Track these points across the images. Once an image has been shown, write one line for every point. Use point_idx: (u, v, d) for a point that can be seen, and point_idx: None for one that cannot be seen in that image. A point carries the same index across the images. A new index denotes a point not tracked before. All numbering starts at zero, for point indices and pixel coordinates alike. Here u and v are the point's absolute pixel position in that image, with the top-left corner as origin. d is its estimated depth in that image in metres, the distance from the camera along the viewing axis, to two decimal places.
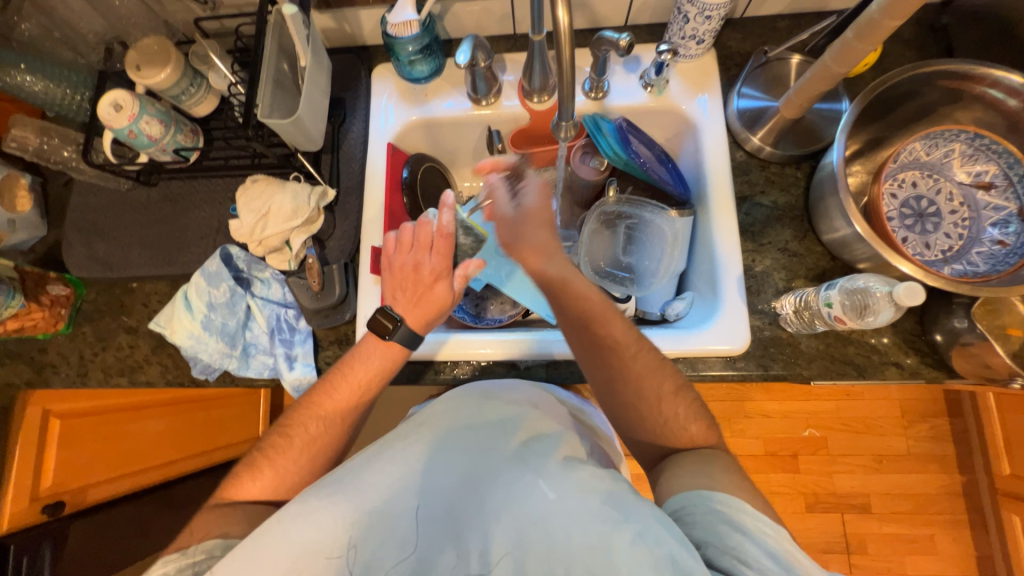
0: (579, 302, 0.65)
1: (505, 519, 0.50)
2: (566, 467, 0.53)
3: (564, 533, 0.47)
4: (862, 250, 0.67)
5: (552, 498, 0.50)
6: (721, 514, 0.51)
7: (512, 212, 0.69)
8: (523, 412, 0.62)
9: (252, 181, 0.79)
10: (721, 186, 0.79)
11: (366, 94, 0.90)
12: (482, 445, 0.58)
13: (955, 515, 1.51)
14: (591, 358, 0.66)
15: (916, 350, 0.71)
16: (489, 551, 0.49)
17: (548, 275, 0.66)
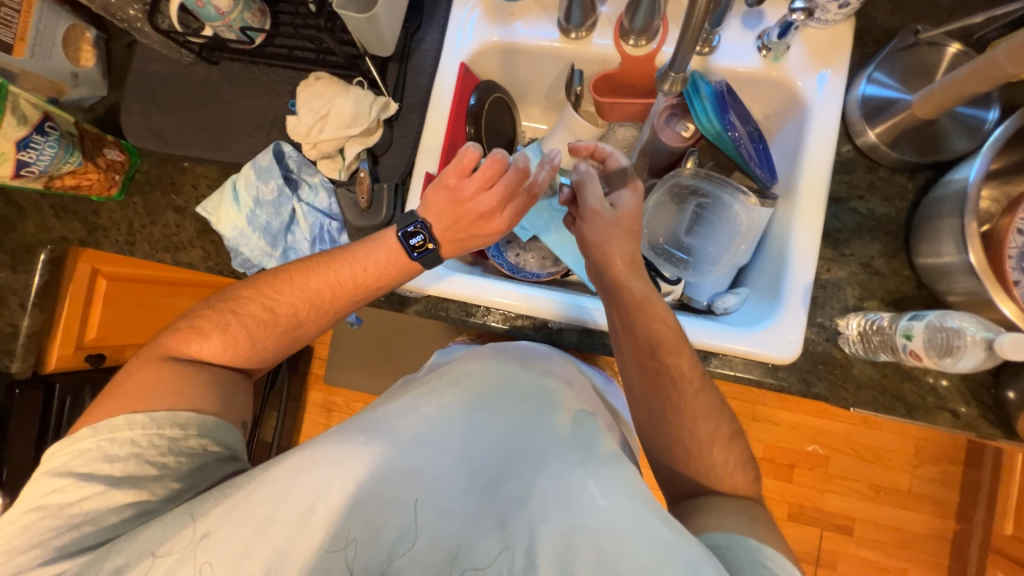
0: (652, 325, 0.63)
1: (549, 513, 0.48)
2: (615, 471, 0.51)
3: (611, 543, 0.45)
4: (962, 285, 0.59)
5: (603, 504, 0.48)
6: (766, 569, 0.48)
7: (609, 211, 0.67)
8: (569, 401, 0.60)
9: (315, 79, 0.75)
10: (815, 181, 0.70)
11: (447, 1, 0.81)
12: (525, 425, 0.56)
13: (937, 558, 1.51)
14: (646, 374, 0.64)
15: (978, 402, 0.66)
16: (530, 542, 0.47)
17: (632, 292, 0.64)
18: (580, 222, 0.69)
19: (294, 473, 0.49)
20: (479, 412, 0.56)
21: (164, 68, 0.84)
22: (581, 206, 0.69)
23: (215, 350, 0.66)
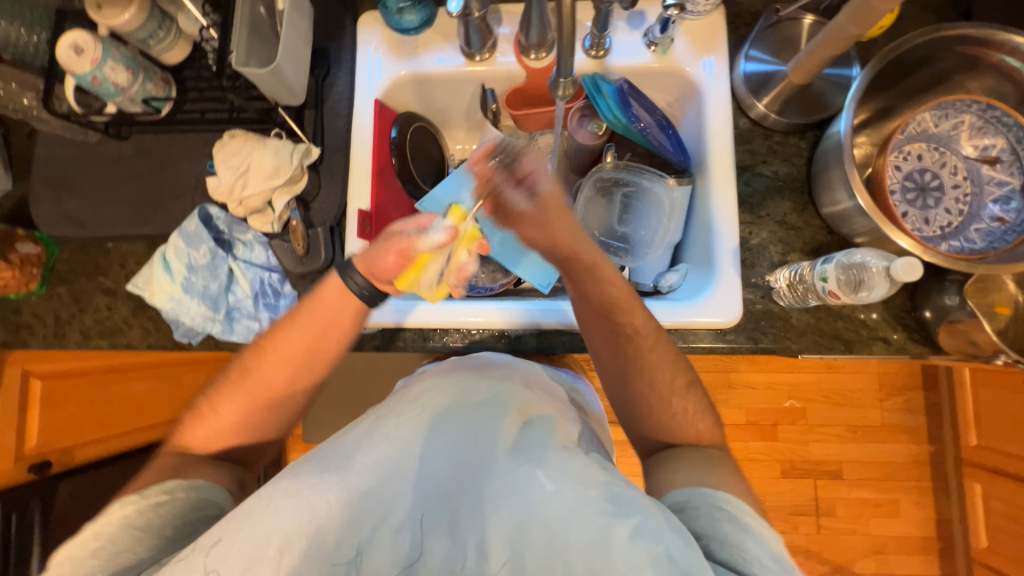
0: (603, 287, 0.66)
1: (503, 510, 0.51)
2: (564, 457, 0.54)
3: (563, 526, 0.48)
4: (861, 224, 0.66)
5: (551, 489, 0.50)
6: (724, 515, 0.51)
7: (530, 204, 0.67)
8: (522, 399, 0.62)
9: (230, 137, 0.75)
10: (722, 154, 0.76)
11: (351, 44, 0.84)
12: (478, 431, 0.57)
13: (920, 482, 1.59)
14: (603, 338, 0.66)
15: (904, 326, 0.72)
16: (485, 541, 0.49)
17: (579, 254, 0.66)
18: (512, 226, 0.69)
19: (233, 525, 0.47)
20: (433, 426, 0.57)
21: (73, 152, 0.82)
22: (506, 212, 0.68)
23: (204, 436, 0.65)
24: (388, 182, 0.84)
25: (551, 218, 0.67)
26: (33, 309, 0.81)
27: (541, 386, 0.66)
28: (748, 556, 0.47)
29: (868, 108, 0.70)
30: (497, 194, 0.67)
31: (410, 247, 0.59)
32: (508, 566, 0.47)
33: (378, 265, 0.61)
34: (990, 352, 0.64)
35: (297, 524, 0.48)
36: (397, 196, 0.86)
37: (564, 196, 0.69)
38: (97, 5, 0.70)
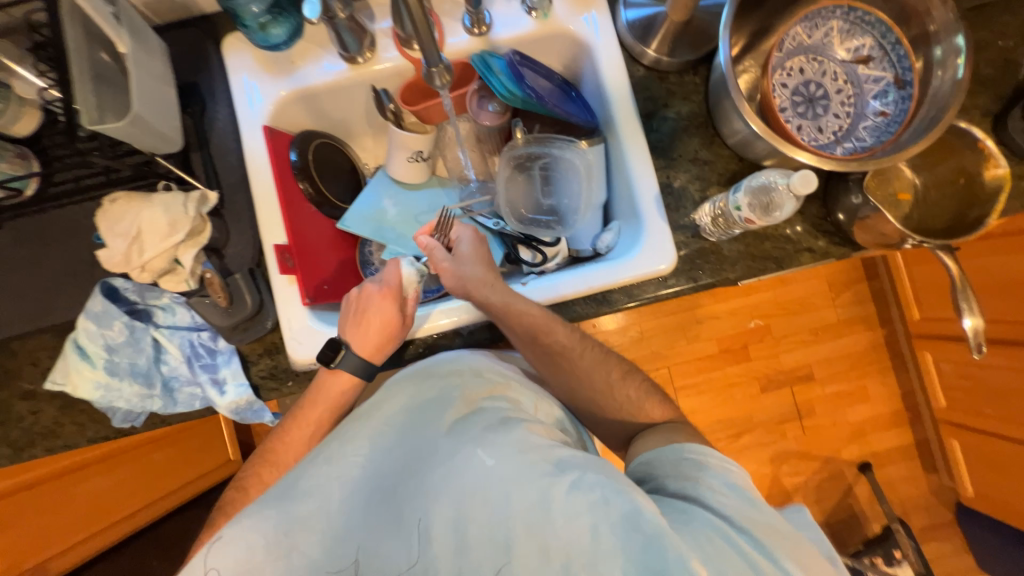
0: (523, 318, 0.68)
1: (446, 495, 0.52)
2: (505, 433, 0.56)
3: (502, 496, 0.50)
4: (762, 147, 0.68)
5: (490, 465, 0.52)
6: (686, 460, 0.56)
7: (449, 262, 0.74)
8: (465, 386, 0.63)
9: (110, 202, 0.68)
10: (624, 106, 0.77)
11: (223, 73, 0.78)
12: (423, 427, 0.60)
13: (882, 364, 1.71)
14: (540, 358, 0.71)
15: (824, 232, 0.76)
16: (431, 525, 0.52)
17: (492, 304, 0.68)
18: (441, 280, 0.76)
19: (220, 545, 0.51)
20: (380, 433, 0.60)
21: None
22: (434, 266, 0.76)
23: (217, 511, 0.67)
24: (301, 208, 0.80)
25: (468, 277, 0.71)
26: None
27: (491, 372, 0.67)
28: (701, 489, 0.52)
29: (746, 32, 0.72)
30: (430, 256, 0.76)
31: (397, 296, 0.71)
32: (455, 542, 0.50)
33: (378, 324, 0.70)
34: (899, 239, 0.68)
35: (263, 541, 0.51)
36: (315, 221, 0.83)
37: (481, 249, 0.75)
38: None
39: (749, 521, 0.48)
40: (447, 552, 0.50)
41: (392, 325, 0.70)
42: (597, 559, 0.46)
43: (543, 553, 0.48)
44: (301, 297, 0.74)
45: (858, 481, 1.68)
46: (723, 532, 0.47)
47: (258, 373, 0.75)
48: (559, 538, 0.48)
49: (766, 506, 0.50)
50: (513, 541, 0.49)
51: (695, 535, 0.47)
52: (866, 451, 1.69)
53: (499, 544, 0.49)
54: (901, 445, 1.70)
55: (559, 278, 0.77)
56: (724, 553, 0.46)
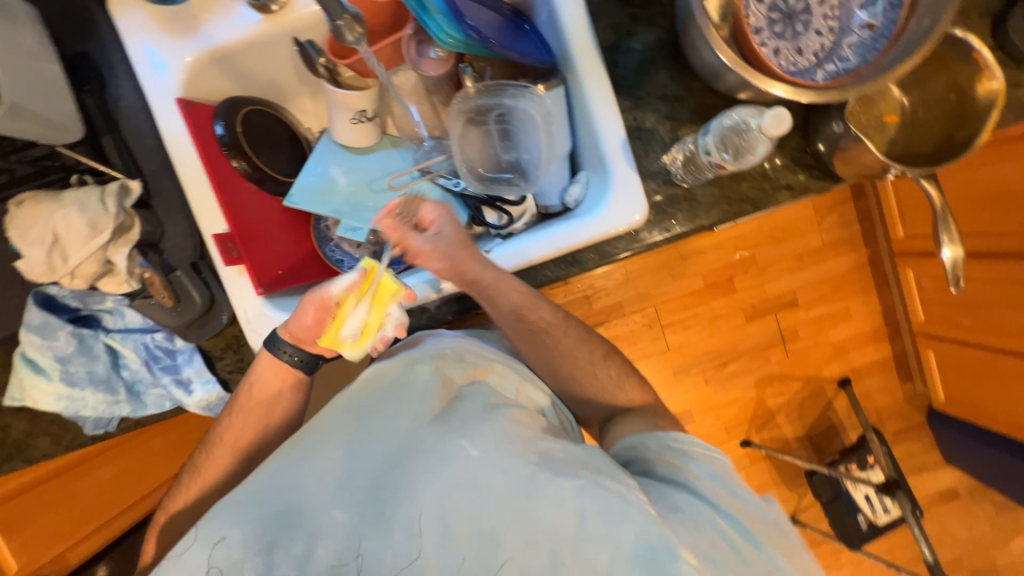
0: (508, 296, 0.64)
1: (432, 488, 0.53)
2: (490, 423, 0.56)
3: (488, 486, 0.52)
4: (733, 78, 0.62)
5: (475, 456, 0.54)
6: (672, 448, 0.58)
7: (433, 243, 0.64)
8: (449, 375, 0.62)
9: (16, 204, 0.61)
10: (582, 41, 0.67)
11: (117, 38, 0.67)
12: (407, 419, 0.59)
13: (866, 284, 1.72)
14: (521, 333, 0.68)
15: (804, 166, 0.71)
16: (414, 518, 0.52)
17: (482, 279, 0.63)
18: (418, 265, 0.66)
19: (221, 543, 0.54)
20: (369, 427, 0.60)
21: None
22: (411, 251, 0.65)
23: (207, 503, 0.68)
24: (239, 189, 0.72)
25: (456, 253, 0.64)
26: None
27: (476, 355, 0.65)
28: (689, 476, 0.55)
29: None
30: (404, 240, 0.65)
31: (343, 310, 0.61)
32: (441, 535, 0.51)
33: (307, 326, 0.63)
34: (881, 170, 0.63)
35: (257, 538, 0.54)
36: (259, 201, 0.76)
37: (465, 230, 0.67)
38: None
39: (730, 506, 0.53)
40: (432, 545, 0.51)
41: (318, 330, 0.63)
42: (581, 545, 0.49)
43: (529, 543, 0.50)
44: (255, 287, 0.69)
45: (837, 395, 1.76)
46: (711, 522, 0.51)
47: (224, 368, 0.72)
48: (543, 526, 0.50)
49: (747, 492, 0.55)
50: (499, 531, 0.51)
51: (683, 525, 0.50)
52: (847, 368, 1.75)
53: (484, 534, 0.51)
54: (880, 358, 1.76)
55: (525, 242, 0.72)
56: (710, 541, 0.50)
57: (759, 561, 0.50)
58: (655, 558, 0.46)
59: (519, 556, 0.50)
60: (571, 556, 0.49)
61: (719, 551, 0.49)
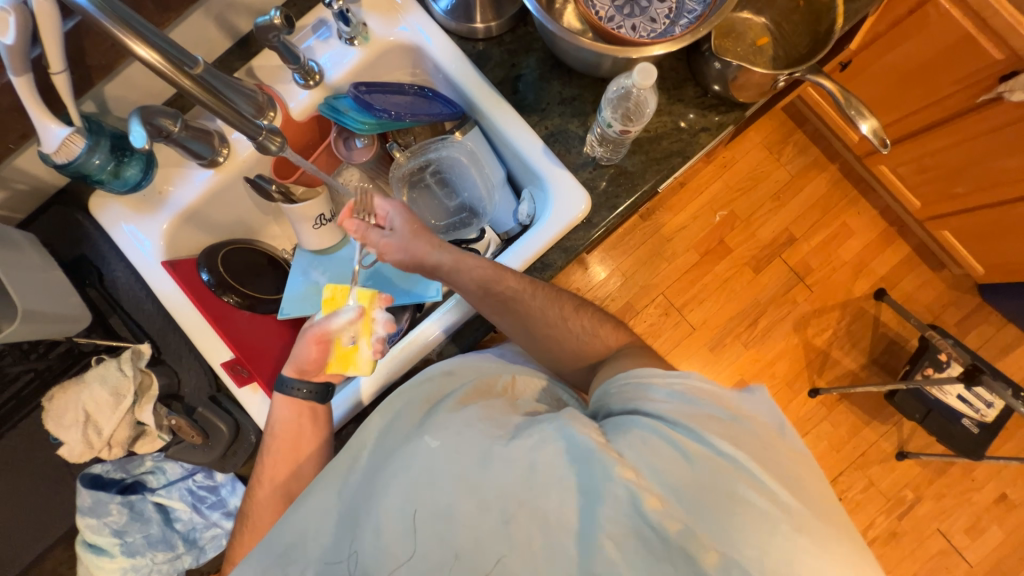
0: (472, 271, 0.68)
1: (397, 488, 0.52)
2: (456, 413, 0.57)
3: (447, 470, 0.51)
4: (610, 61, 0.70)
5: (436, 445, 0.53)
6: (633, 383, 0.57)
7: (391, 239, 0.70)
8: (426, 391, 0.62)
9: (48, 400, 0.67)
10: (477, 85, 0.77)
11: (103, 233, 0.78)
12: (378, 437, 0.59)
13: (850, 195, 1.72)
14: (497, 313, 0.69)
15: (712, 108, 0.77)
16: (383, 520, 0.50)
17: (445, 263, 0.70)
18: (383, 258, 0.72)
19: None
20: (352, 458, 0.59)
21: None
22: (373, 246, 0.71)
23: None
24: (234, 318, 0.80)
25: (413, 244, 0.70)
26: None
27: (461, 368, 0.65)
28: (645, 402, 0.55)
29: None
30: (365, 236, 0.70)
31: (325, 333, 0.67)
32: (404, 529, 0.50)
33: (307, 362, 0.68)
34: (773, 82, 0.68)
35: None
36: (256, 324, 0.83)
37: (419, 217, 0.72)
38: None
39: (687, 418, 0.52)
40: (398, 542, 0.49)
41: (318, 362, 0.68)
42: (532, 493, 0.49)
43: (484, 508, 0.49)
44: (270, 398, 0.74)
45: (880, 309, 1.69)
46: (661, 433, 0.51)
47: None
48: (496, 487, 0.50)
49: (713, 404, 0.53)
50: (457, 505, 0.49)
51: (635, 446, 0.51)
52: (874, 279, 1.70)
53: (442, 514, 0.49)
54: (902, 257, 1.70)
55: None
56: (661, 453, 0.50)
57: (721, 461, 0.48)
58: (599, 485, 0.48)
59: (478, 524, 0.49)
60: (523, 510, 0.49)
61: (672, 461, 0.49)
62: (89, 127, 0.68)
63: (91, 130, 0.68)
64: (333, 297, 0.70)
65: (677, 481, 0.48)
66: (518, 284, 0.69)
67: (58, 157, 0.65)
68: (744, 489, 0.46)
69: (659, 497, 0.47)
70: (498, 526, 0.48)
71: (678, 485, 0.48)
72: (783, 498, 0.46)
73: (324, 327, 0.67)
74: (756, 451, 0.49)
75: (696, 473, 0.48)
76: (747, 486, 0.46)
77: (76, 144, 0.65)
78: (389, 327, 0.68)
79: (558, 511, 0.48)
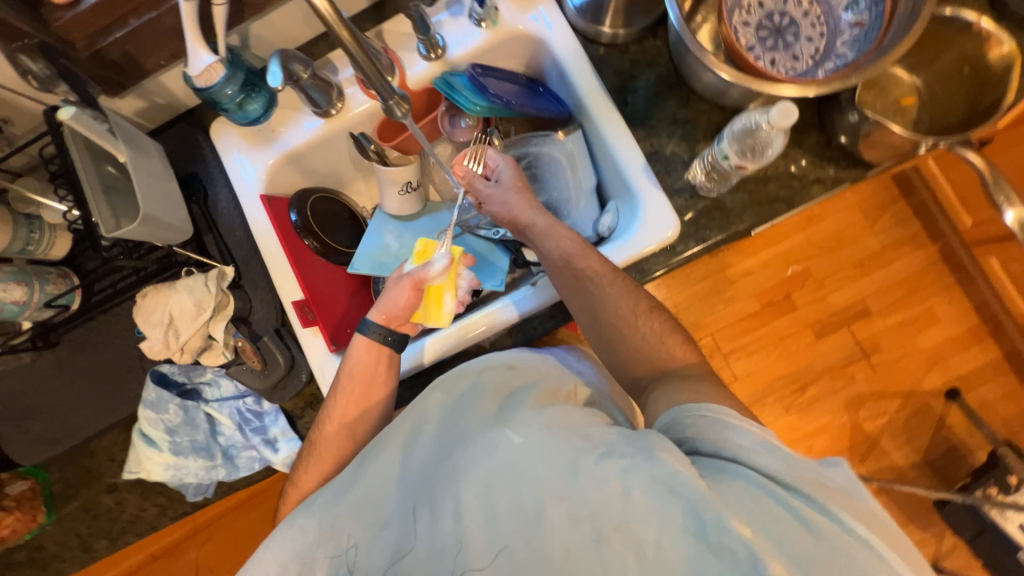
0: (560, 240, 0.70)
1: (474, 476, 0.53)
2: (537, 413, 0.56)
3: (531, 472, 0.51)
4: (737, 91, 0.67)
5: (518, 442, 0.53)
6: (708, 419, 0.53)
7: (494, 188, 0.74)
8: (495, 380, 0.63)
9: (142, 296, 0.74)
10: (591, 88, 0.76)
11: (216, 157, 0.84)
12: (449, 419, 0.61)
13: (945, 281, 1.57)
14: (573, 295, 0.69)
15: (831, 160, 0.72)
16: (460, 505, 0.52)
17: (536, 223, 0.72)
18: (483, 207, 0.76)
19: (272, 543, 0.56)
20: (421, 432, 0.61)
21: (14, 380, 0.81)
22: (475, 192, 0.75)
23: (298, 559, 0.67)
24: (310, 261, 0.84)
25: (513, 197, 0.73)
26: (54, 537, 0.85)
27: (523, 364, 0.65)
28: (734, 448, 0.50)
29: None
30: (471, 183, 0.75)
31: (421, 279, 0.71)
32: (484, 520, 0.50)
33: (396, 306, 0.70)
34: (912, 147, 0.63)
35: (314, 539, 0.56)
36: (328, 272, 0.87)
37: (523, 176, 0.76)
38: None
39: (794, 476, 0.47)
40: (476, 530, 0.50)
41: (407, 308, 0.71)
42: (625, 518, 0.47)
43: (572, 520, 0.48)
44: (327, 344, 0.78)
45: (948, 410, 1.54)
46: (769, 490, 0.46)
47: (304, 426, 0.78)
48: (588, 502, 0.49)
49: (808, 458, 0.49)
50: (544, 511, 0.49)
51: (740, 496, 0.46)
52: (950, 377, 1.55)
53: (528, 516, 0.49)
54: (988, 361, 1.55)
55: None
56: (774, 513, 0.45)
57: (834, 527, 0.44)
58: (710, 535, 0.44)
59: (565, 535, 0.48)
60: (616, 533, 0.47)
61: (789, 526, 0.44)
62: (230, 58, 0.73)
63: (232, 61, 0.73)
64: (425, 251, 0.76)
65: (802, 551, 0.43)
66: (598, 268, 0.68)
67: (200, 81, 0.70)
68: (863, 562, 0.42)
69: (785, 566, 0.42)
70: (589, 544, 0.47)
71: (805, 557, 0.42)
72: (898, 570, 0.42)
73: (424, 273, 0.71)
74: (865, 517, 0.45)
75: (818, 544, 0.43)
76: (864, 558, 0.42)
77: (217, 73, 0.69)
78: (472, 282, 0.75)
79: (658, 546, 0.45)
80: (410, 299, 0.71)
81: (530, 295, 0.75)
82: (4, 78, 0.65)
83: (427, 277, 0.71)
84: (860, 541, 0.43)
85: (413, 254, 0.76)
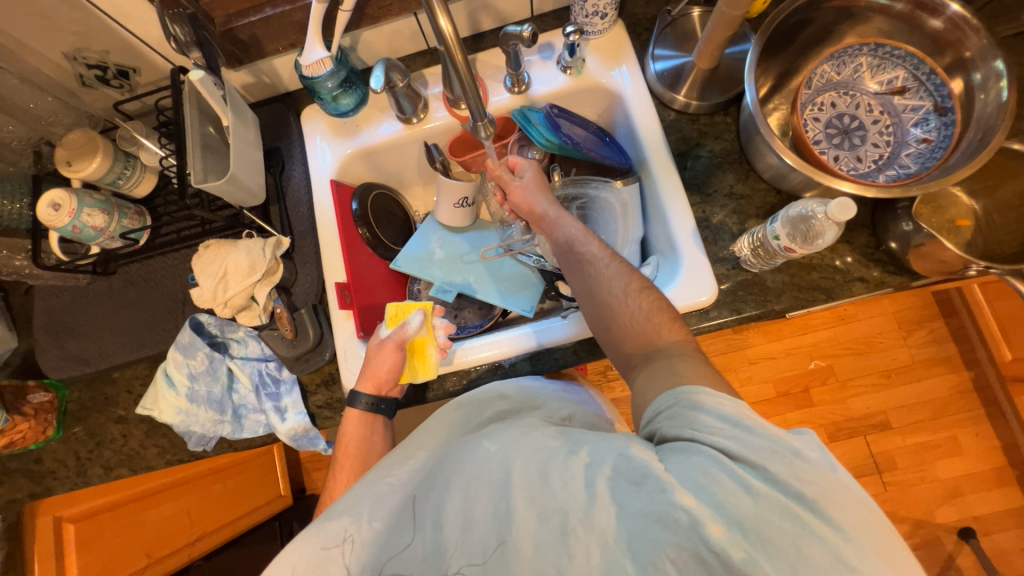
0: (568, 227, 0.69)
1: (455, 487, 0.51)
2: (515, 426, 0.55)
3: (503, 474, 0.49)
4: (798, 178, 0.70)
5: (494, 450, 0.52)
6: (684, 403, 0.49)
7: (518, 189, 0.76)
8: (494, 408, 0.65)
9: (204, 247, 0.79)
10: (657, 146, 0.81)
11: (299, 138, 0.90)
12: (447, 438, 0.63)
13: (972, 412, 1.51)
14: (574, 277, 0.67)
15: (878, 262, 0.73)
16: (443, 517, 0.50)
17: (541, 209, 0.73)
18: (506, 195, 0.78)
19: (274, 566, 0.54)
20: (402, 448, 0.64)
21: (68, 297, 0.87)
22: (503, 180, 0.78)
23: None
24: (359, 251, 0.88)
25: (535, 196, 0.74)
26: (53, 454, 0.86)
27: (517, 395, 0.67)
28: (699, 430, 0.46)
29: (772, 75, 0.77)
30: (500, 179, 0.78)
31: (399, 341, 0.75)
32: (461, 524, 0.49)
33: (383, 370, 0.74)
34: (962, 266, 0.63)
35: (308, 559, 0.53)
36: (371, 262, 0.91)
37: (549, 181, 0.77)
38: (68, 162, 0.77)
39: (746, 450, 0.43)
40: (455, 539, 0.48)
41: (395, 369, 0.74)
42: (591, 514, 0.43)
43: (540, 517, 0.45)
44: (352, 332, 0.81)
45: (959, 550, 1.44)
46: (720, 463, 0.42)
47: (314, 404, 0.81)
48: (558, 500, 0.45)
49: (765, 428, 0.44)
50: (512, 508, 0.46)
51: (689, 472, 0.42)
52: (966, 515, 1.46)
53: (501, 516, 0.47)
54: (1010, 507, 1.45)
55: (568, 318, 0.78)
56: (722, 483, 0.41)
57: (775, 492, 0.40)
58: (655, 508, 0.41)
59: (535, 532, 0.45)
60: (585, 526, 0.43)
61: (732, 490, 0.41)
62: (340, 56, 0.80)
63: (340, 59, 0.80)
64: (397, 314, 0.79)
65: (740, 510, 0.40)
66: (599, 254, 0.66)
67: (308, 70, 0.77)
68: (796, 522, 0.39)
69: (727, 533, 0.39)
70: (556, 538, 0.44)
71: (742, 517, 0.40)
72: (864, 554, 0.38)
73: (403, 332, 0.76)
74: (811, 476, 0.41)
75: (757, 503, 0.40)
76: (802, 520, 0.39)
77: (324, 66, 0.76)
78: (449, 329, 0.79)
79: (618, 534, 0.42)
80: (390, 358, 0.74)
81: (556, 327, 0.77)
82: (148, 34, 0.74)
83: (402, 335, 0.75)
84: (800, 501, 0.40)
85: (387, 319, 0.80)
